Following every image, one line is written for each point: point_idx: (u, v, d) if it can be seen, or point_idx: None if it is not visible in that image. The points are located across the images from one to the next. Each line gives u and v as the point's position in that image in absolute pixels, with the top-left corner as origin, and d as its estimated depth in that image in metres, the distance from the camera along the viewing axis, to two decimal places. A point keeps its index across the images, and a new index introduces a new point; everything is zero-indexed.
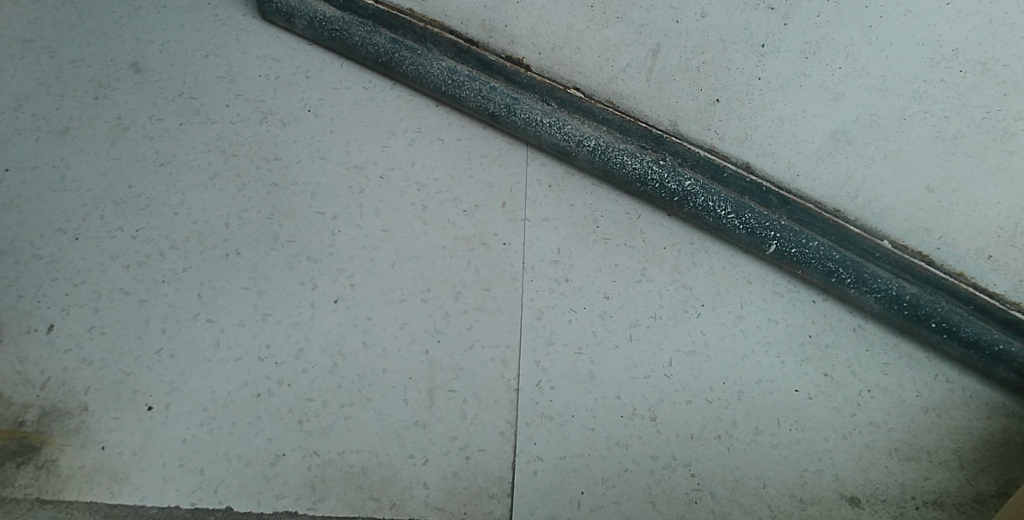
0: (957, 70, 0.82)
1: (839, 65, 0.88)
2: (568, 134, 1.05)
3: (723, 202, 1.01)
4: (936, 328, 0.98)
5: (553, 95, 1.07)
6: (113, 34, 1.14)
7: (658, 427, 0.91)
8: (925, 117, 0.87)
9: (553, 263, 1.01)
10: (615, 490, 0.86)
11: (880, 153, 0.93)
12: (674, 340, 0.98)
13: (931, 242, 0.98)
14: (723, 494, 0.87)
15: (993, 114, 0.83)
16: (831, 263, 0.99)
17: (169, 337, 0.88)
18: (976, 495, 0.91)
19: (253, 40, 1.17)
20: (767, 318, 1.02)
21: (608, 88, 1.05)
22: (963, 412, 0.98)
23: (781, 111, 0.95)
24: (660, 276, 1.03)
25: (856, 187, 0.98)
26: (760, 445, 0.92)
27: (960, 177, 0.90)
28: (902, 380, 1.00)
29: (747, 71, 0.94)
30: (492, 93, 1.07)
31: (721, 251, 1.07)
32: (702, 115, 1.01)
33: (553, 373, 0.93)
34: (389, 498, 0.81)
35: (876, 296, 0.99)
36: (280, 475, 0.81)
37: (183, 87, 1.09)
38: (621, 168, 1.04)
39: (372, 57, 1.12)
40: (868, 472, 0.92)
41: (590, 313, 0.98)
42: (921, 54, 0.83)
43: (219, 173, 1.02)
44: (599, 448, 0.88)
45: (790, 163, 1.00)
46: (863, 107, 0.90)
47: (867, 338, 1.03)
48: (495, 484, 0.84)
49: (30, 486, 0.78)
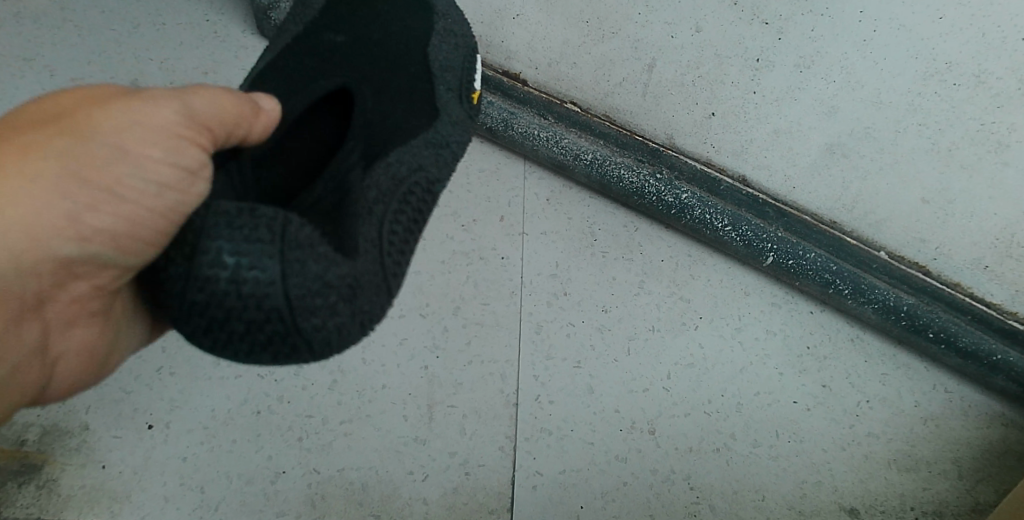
0: (950, 83, 0.82)
1: (834, 79, 0.88)
2: (566, 148, 1.04)
3: (720, 215, 1.02)
4: (934, 338, 0.98)
5: (550, 109, 1.08)
6: (112, 51, 1.13)
7: (657, 441, 0.92)
8: (919, 129, 0.87)
9: (552, 276, 1.01)
10: (614, 504, 0.88)
11: (876, 164, 0.93)
12: (673, 353, 0.98)
13: (927, 253, 0.99)
14: (723, 508, 0.89)
15: (987, 126, 0.83)
16: (828, 274, 1.00)
17: (169, 356, 0.89)
18: (974, 505, 0.93)
19: (251, 56, 1.15)
20: (765, 330, 1.02)
21: (604, 102, 1.06)
22: (961, 422, 0.99)
23: (778, 124, 0.95)
24: (659, 288, 1.03)
25: (852, 199, 0.98)
26: (760, 457, 0.93)
27: (954, 189, 0.90)
28: (901, 390, 1.00)
29: (742, 85, 0.94)
30: (488, 107, 1.06)
31: (720, 264, 1.06)
32: (699, 128, 1.02)
33: (553, 387, 0.93)
34: (388, 513, 0.83)
35: (873, 306, 0.99)
36: (280, 493, 0.83)
37: None
38: (618, 181, 1.04)
39: None
40: (867, 483, 0.93)
41: (589, 327, 0.98)
42: (915, 67, 0.83)
43: None
44: (598, 462, 0.90)
45: (785, 175, 1.01)
46: (858, 119, 0.90)
47: (865, 349, 1.03)
48: (495, 499, 0.86)
49: (31, 506, 0.79)
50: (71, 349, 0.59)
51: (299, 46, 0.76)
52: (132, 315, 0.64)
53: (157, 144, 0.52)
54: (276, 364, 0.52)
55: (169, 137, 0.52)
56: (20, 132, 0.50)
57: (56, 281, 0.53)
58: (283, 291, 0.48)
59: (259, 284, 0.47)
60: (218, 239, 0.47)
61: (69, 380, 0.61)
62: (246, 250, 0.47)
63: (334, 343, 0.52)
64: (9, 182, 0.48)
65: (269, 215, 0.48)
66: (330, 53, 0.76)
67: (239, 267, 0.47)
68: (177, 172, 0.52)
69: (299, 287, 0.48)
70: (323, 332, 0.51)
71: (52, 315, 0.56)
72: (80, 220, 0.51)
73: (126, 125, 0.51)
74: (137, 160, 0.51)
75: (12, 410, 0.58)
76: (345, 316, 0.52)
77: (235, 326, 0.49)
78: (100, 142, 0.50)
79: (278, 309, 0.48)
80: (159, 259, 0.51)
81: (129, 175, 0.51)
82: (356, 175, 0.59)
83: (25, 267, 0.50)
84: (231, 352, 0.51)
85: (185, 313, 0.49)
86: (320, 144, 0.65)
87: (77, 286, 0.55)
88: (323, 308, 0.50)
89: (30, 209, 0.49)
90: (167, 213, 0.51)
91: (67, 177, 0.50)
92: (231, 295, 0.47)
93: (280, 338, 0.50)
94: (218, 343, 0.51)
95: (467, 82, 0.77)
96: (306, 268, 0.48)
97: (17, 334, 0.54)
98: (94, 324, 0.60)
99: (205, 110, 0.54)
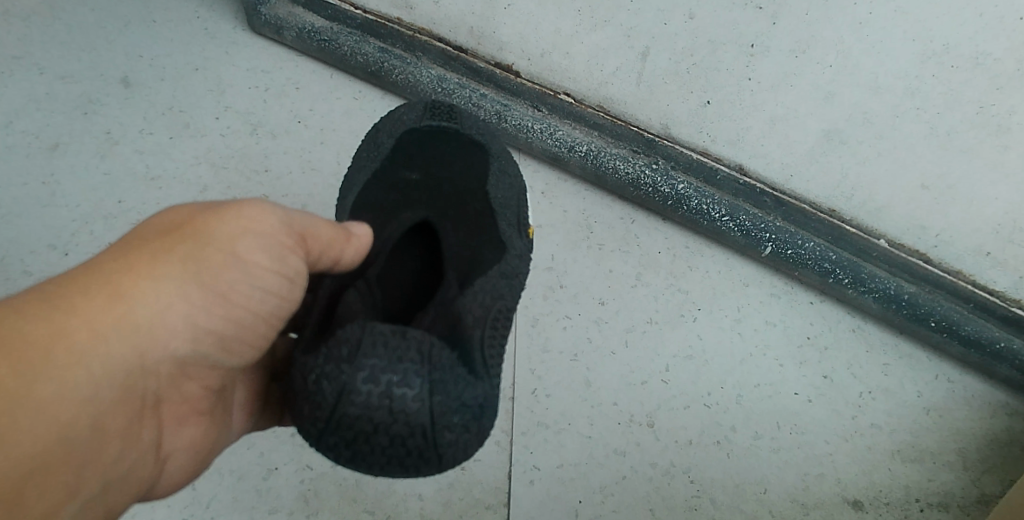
0: (949, 66, 0.79)
1: (830, 64, 0.85)
2: (561, 140, 1.04)
3: (718, 205, 1.01)
4: (936, 327, 0.97)
5: (544, 100, 1.07)
6: (102, 49, 1.12)
7: (656, 434, 0.91)
8: (918, 114, 0.85)
9: (548, 269, 1.00)
10: (613, 498, 0.86)
11: (874, 151, 0.91)
12: (671, 345, 0.97)
13: (928, 240, 0.97)
14: (723, 501, 0.88)
15: (987, 109, 0.81)
16: (828, 264, 0.99)
17: None
18: (980, 496, 0.92)
19: (243, 53, 1.14)
20: (765, 321, 1.01)
21: (598, 93, 1.04)
22: (964, 412, 0.98)
23: (774, 111, 0.93)
24: (657, 280, 1.01)
25: (851, 186, 0.97)
26: (760, 449, 0.92)
27: (955, 175, 0.88)
28: (903, 380, 0.99)
29: (737, 72, 0.91)
30: (482, 99, 1.05)
31: (718, 254, 1.05)
32: (695, 118, 1.00)
33: (550, 381, 0.92)
34: (384, 511, 0.82)
35: (873, 296, 0.99)
36: (273, 489, 0.82)
37: (172, 100, 1.08)
38: (614, 172, 1.03)
39: (361, 66, 1.09)
40: (870, 474, 0.92)
41: (586, 320, 0.97)
42: (913, 50, 0.80)
43: (209, 186, 1.01)
44: (597, 456, 0.88)
45: (783, 163, 0.99)
46: (855, 105, 0.88)
47: (866, 339, 1.02)
48: (491, 494, 0.85)
49: None
50: (176, 444, 0.62)
51: (380, 183, 0.74)
52: (232, 409, 0.69)
53: (267, 251, 0.57)
54: (404, 477, 0.53)
55: (278, 244, 0.57)
56: (147, 242, 0.53)
57: (173, 380, 0.58)
58: (428, 409, 0.50)
59: (406, 400, 0.49)
60: (369, 358, 0.49)
61: (176, 477, 0.64)
62: (396, 369, 0.49)
63: (459, 457, 0.54)
64: (142, 292, 0.51)
65: (418, 337, 0.51)
66: (407, 191, 0.76)
67: (391, 384, 0.49)
68: (279, 276, 0.58)
69: (443, 403, 0.50)
70: (455, 447, 0.52)
71: (165, 414, 0.60)
72: (197, 323, 0.55)
73: (244, 233, 0.56)
74: (247, 268, 0.56)
75: (132, 504, 0.60)
76: (473, 434, 0.53)
77: (380, 440, 0.50)
78: (216, 250, 0.54)
79: (422, 424, 0.50)
80: (295, 377, 0.51)
81: (241, 282, 0.56)
82: (458, 295, 0.62)
83: (145, 367, 0.53)
84: (364, 465, 0.52)
85: (329, 427, 0.50)
86: (424, 260, 0.71)
87: (192, 385, 0.60)
88: (459, 424, 0.52)
89: (159, 315, 0.52)
90: (271, 321, 0.61)
91: (190, 284, 0.53)
92: (381, 410, 0.49)
93: (419, 452, 0.51)
94: (352, 459, 0.51)
95: (524, 217, 0.76)
96: (446, 387, 0.51)
97: (142, 434, 0.57)
98: (202, 421, 0.64)
99: (303, 219, 0.60)
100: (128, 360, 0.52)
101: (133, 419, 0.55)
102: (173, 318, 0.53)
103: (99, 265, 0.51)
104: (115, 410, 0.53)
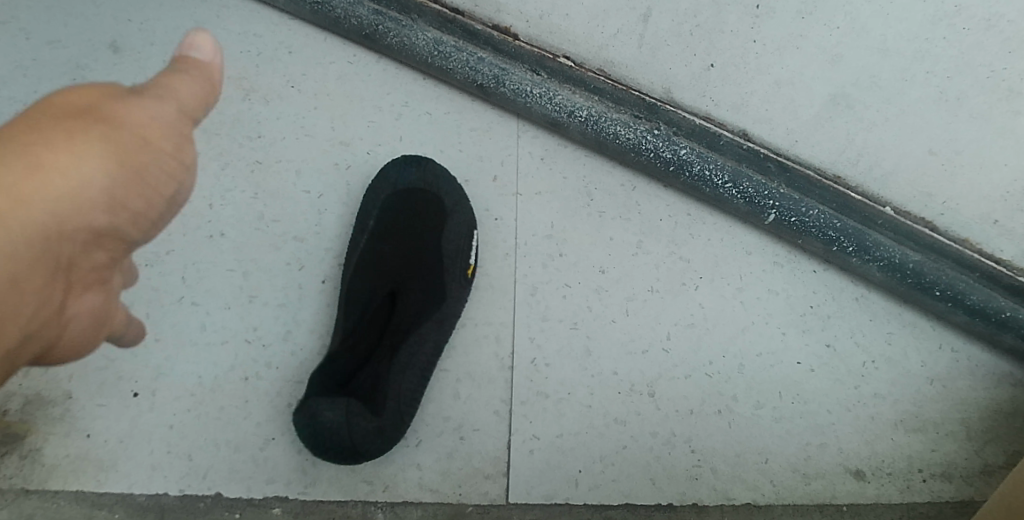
0: (959, 28, 0.77)
1: (836, 25, 0.82)
2: (560, 104, 1.01)
3: (721, 171, 0.98)
4: (941, 296, 0.96)
5: (542, 65, 1.04)
6: (89, 13, 1.09)
7: (656, 403, 0.90)
8: (927, 78, 0.82)
9: (547, 238, 0.98)
10: (613, 468, 0.86)
11: (881, 116, 0.88)
12: (672, 314, 0.96)
13: (935, 207, 0.95)
14: (724, 471, 0.87)
15: (998, 73, 0.78)
16: (832, 231, 0.97)
17: (153, 321, 0.87)
18: (982, 466, 0.91)
19: (234, 16, 1.11)
20: (767, 289, 0.99)
21: (598, 56, 1.01)
22: (968, 382, 0.96)
23: (778, 75, 0.90)
24: (658, 248, 1.00)
25: (857, 152, 0.94)
26: (762, 419, 0.91)
27: (964, 141, 0.86)
28: (906, 349, 0.98)
29: (741, 34, 0.88)
30: (480, 63, 1.02)
31: (721, 222, 1.03)
32: (697, 81, 0.97)
33: (549, 350, 0.91)
34: (382, 481, 0.82)
35: (878, 264, 0.97)
36: (270, 459, 0.81)
37: (163, 66, 1.05)
38: (614, 137, 1.00)
39: (354, 29, 1.06)
40: (872, 444, 0.91)
41: (586, 289, 0.95)
42: (924, 12, 0.77)
43: (201, 153, 0.99)
44: (597, 426, 0.87)
45: (787, 129, 0.96)
46: (863, 69, 0.85)
47: (870, 308, 1.00)
48: (490, 464, 0.84)
49: (15, 476, 0.78)
50: (76, 320, 0.53)
51: (372, 210, 0.93)
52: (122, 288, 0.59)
53: (170, 122, 0.49)
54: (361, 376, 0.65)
55: (182, 117, 0.50)
56: (57, 117, 0.46)
57: (87, 250, 0.50)
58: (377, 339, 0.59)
59: None
60: None
61: (76, 348, 0.56)
62: None
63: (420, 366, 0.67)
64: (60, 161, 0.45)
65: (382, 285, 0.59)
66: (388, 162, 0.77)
67: None
68: (177, 163, 0.50)
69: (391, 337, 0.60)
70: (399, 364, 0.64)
71: (75, 283, 0.51)
72: (112, 194, 0.47)
73: (143, 112, 0.48)
74: (157, 145, 0.48)
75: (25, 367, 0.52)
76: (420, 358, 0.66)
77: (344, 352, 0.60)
78: (131, 124, 0.47)
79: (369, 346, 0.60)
80: None
81: (158, 159, 0.49)
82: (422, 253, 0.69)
83: (58, 232, 0.46)
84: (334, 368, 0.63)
85: None
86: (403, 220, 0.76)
87: (105, 255, 0.52)
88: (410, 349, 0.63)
89: (78, 188, 0.46)
90: (159, 190, 0.50)
91: (108, 157, 0.46)
92: None
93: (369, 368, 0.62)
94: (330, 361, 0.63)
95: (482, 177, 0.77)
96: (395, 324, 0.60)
97: (56, 304, 0.50)
98: (106, 289, 0.55)
99: (191, 92, 0.50)
100: (37, 227, 0.45)
101: (40, 287, 0.47)
102: (93, 196, 0.46)
103: (4, 137, 0.45)
104: (17, 270, 0.45)
